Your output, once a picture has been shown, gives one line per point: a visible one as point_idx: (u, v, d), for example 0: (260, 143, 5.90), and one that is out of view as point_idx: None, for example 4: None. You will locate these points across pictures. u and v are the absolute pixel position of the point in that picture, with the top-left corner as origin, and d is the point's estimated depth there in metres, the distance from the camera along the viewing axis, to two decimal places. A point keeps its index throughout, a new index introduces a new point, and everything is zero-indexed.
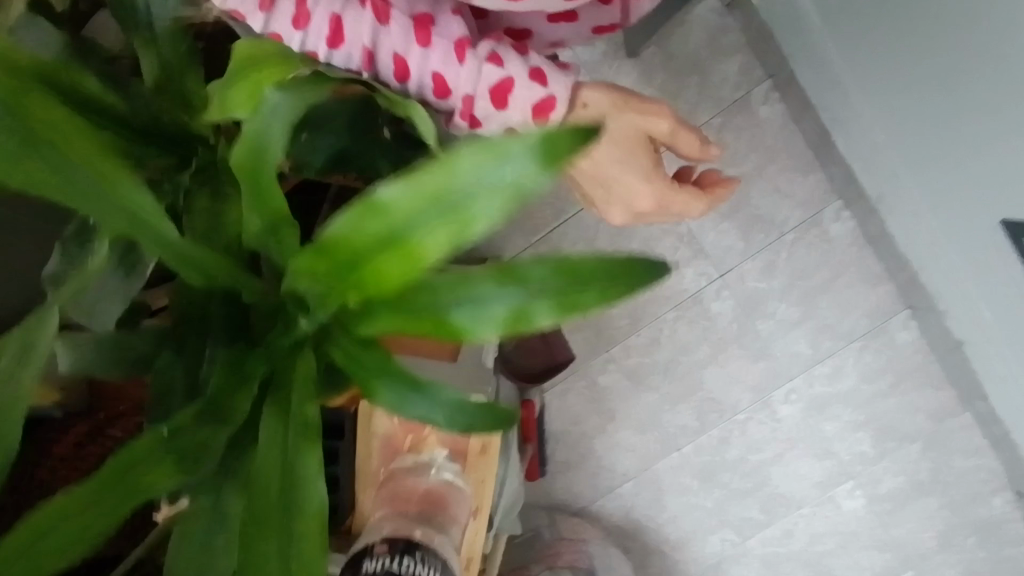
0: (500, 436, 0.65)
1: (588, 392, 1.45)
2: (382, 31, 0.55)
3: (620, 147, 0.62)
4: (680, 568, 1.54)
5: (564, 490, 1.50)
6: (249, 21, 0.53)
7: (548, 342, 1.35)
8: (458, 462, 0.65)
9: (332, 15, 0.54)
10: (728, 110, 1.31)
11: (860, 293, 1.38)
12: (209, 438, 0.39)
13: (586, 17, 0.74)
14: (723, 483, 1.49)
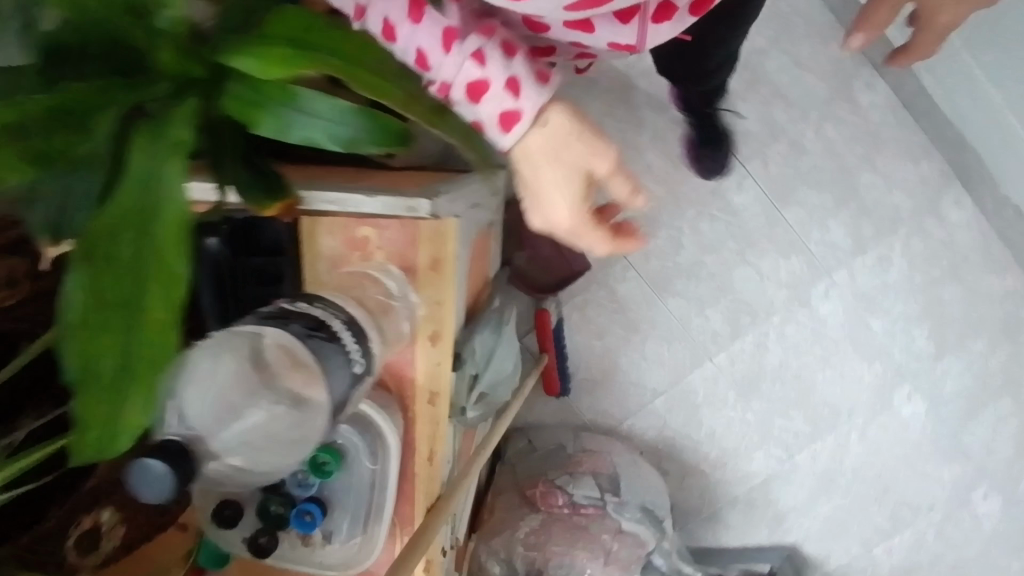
0: (453, 251, 0.61)
1: (608, 303, 1.38)
2: None
3: (541, 152, 0.45)
4: (723, 487, 1.45)
5: (592, 409, 1.43)
6: None
7: (563, 254, 1.29)
8: (408, 277, 0.61)
9: None
10: None
11: (902, 172, 1.26)
12: (65, 145, 0.34)
13: (604, 31, 0.61)
14: (764, 394, 1.38)
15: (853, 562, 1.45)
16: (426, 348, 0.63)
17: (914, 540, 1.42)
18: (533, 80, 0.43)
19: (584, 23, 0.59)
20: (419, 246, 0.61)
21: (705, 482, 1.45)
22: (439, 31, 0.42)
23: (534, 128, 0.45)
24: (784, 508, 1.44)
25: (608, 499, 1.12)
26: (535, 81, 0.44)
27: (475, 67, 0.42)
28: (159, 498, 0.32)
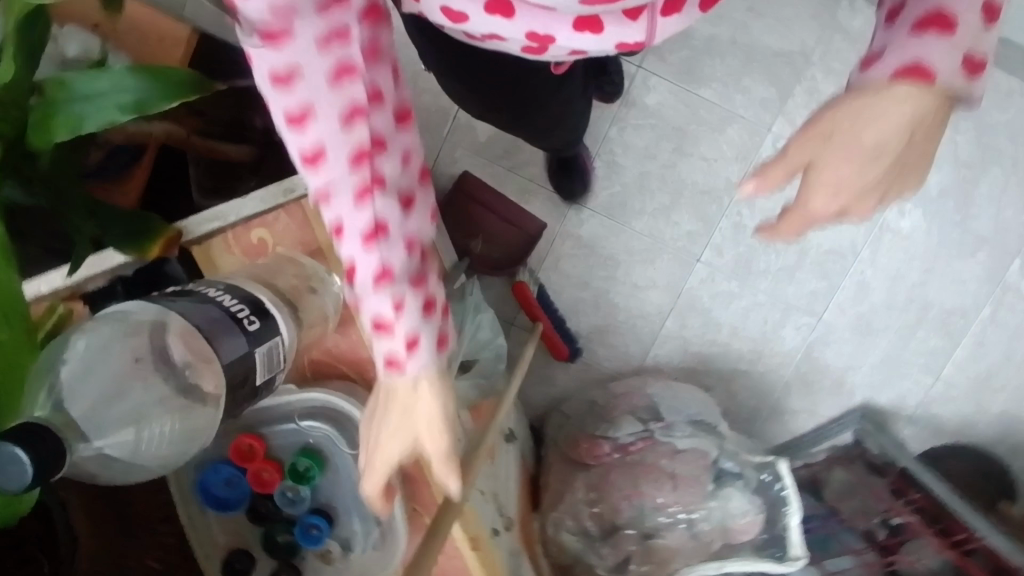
0: None
1: (579, 250, 1.35)
2: (337, 193, 0.40)
3: (405, 398, 0.48)
4: (769, 377, 1.39)
5: (611, 359, 1.38)
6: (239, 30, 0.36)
7: (510, 219, 1.29)
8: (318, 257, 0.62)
9: (310, 106, 0.37)
10: None
11: (790, 5, 1.25)
12: None
13: (611, 32, 0.52)
14: (763, 269, 1.34)
15: (929, 395, 1.38)
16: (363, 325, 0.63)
17: (976, 345, 1.35)
18: (429, 352, 0.46)
19: (593, 23, 0.51)
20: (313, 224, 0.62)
21: (751, 381, 1.39)
22: (376, 267, 0.42)
23: (405, 387, 0.48)
24: (837, 372, 1.38)
25: (653, 427, 1.08)
26: (432, 350, 0.46)
27: (389, 313, 0.43)
28: (20, 480, 0.38)
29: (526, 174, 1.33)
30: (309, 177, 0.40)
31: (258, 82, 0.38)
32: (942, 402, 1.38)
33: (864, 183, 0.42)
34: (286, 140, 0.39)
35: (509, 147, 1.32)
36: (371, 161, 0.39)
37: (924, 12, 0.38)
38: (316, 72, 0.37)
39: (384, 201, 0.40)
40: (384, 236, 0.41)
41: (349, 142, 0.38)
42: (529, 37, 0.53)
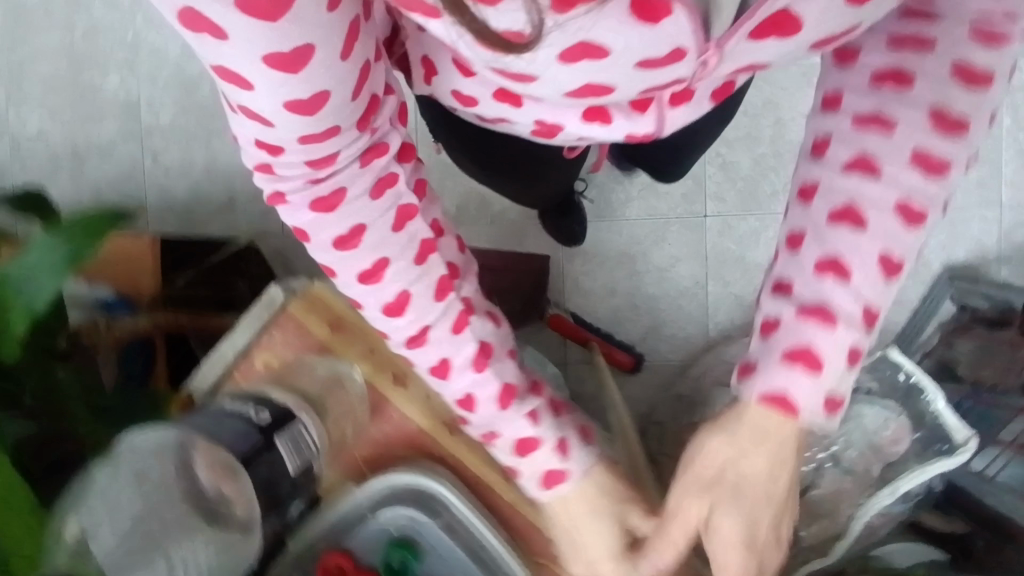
0: (338, 308, 0.80)
1: (592, 262, 1.34)
2: (435, 320, 0.51)
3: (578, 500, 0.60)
4: None
5: (676, 349, 1.33)
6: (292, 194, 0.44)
7: (511, 266, 1.28)
8: (325, 348, 0.79)
9: (380, 256, 0.47)
10: None
11: None
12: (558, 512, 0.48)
13: (619, 125, 0.54)
14: (770, 192, 1.32)
15: (1005, 228, 1.27)
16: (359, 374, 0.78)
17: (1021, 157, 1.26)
18: (576, 445, 0.59)
19: (600, 114, 0.52)
20: (308, 323, 0.80)
21: None
22: (503, 385, 0.55)
23: (564, 486, 0.60)
24: None
25: None
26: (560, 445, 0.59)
27: (528, 422, 0.57)
28: None
29: (508, 219, 1.34)
30: (404, 328, 0.51)
31: (319, 244, 0.46)
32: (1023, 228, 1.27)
33: (763, 512, 0.56)
34: (371, 299, 0.50)
35: (480, 203, 1.34)
36: (452, 291, 0.52)
37: (822, 258, 0.50)
38: (378, 222, 0.46)
39: (477, 323, 0.53)
40: (489, 356, 0.54)
41: (430, 283, 0.50)
42: (538, 121, 0.57)
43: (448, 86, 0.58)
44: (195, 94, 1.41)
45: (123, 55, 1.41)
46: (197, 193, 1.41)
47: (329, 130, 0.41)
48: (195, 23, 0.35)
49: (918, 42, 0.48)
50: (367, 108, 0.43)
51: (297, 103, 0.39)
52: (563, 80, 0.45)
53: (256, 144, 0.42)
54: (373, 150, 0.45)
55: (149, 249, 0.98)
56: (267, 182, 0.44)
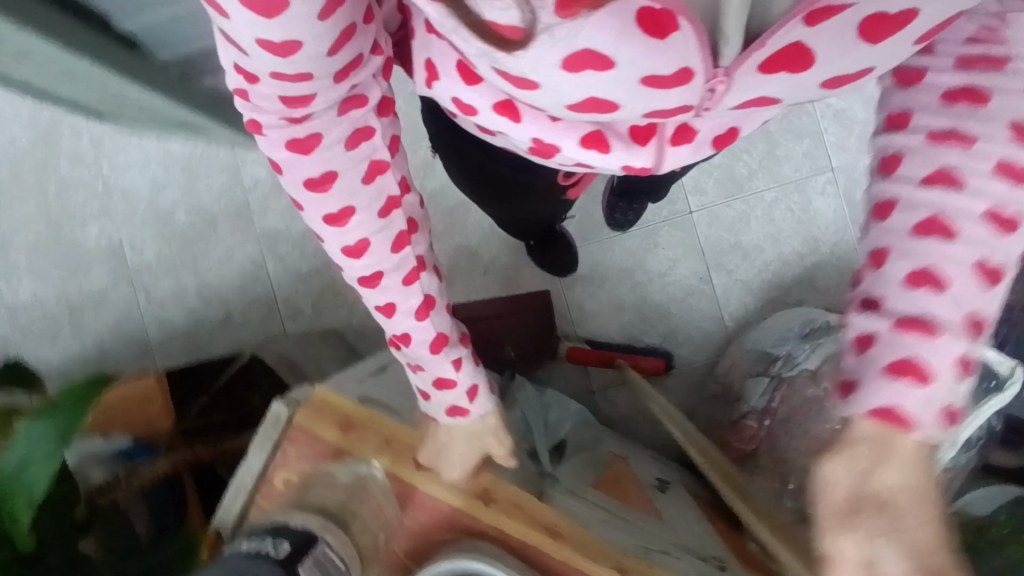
0: (352, 408, 0.73)
1: (593, 286, 1.34)
2: (384, 254, 0.51)
3: None
4: (837, 250, 1.31)
5: (698, 349, 1.32)
6: (263, 121, 0.44)
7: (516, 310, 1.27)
8: (346, 455, 0.72)
9: (331, 171, 0.47)
10: None
11: None
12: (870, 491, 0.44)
13: (618, 155, 0.53)
14: (748, 173, 1.32)
15: None
16: (377, 472, 0.70)
17: None
18: (486, 395, 0.61)
19: (599, 142, 0.52)
20: (322, 428, 0.72)
21: (826, 266, 1.32)
22: (434, 333, 0.56)
23: (466, 421, 0.62)
24: None
25: (776, 371, 1.01)
26: (473, 397, 0.60)
27: (451, 368, 0.58)
28: None
29: (501, 266, 1.34)
30: (357, 267, 0.52)
31: (282, 163, 0.47)
32: None
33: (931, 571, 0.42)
34: (330, 236, 0.50)
35: (470, 257, 1.35)
36: (409, 246, 0.52)
37: (900, 319, 0.43)
38: (344, 167, 0.47)
39: (427, 278, 0.54)
40: (430, 307, 0.55)
41: (390, 235, 0.51)
42: (534, 142, 0.55)
43: (448, 94, 0.54)
44: (174, 222, 1.44)
45: (97, 206, 1.45)
46: (197, 319, 1.43)
47: (301, 73, 0.40)
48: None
49: (990, 63, 0.43)
50: (346, 66, 0.42)
51: (268, 44, 0.38)
52: (567, 92, 0.45)
53: (234, 69, 0.42)
54: (350, 104, 0.45)
55: (151, 389, 1.01)
56: (246, 109, 0.45)
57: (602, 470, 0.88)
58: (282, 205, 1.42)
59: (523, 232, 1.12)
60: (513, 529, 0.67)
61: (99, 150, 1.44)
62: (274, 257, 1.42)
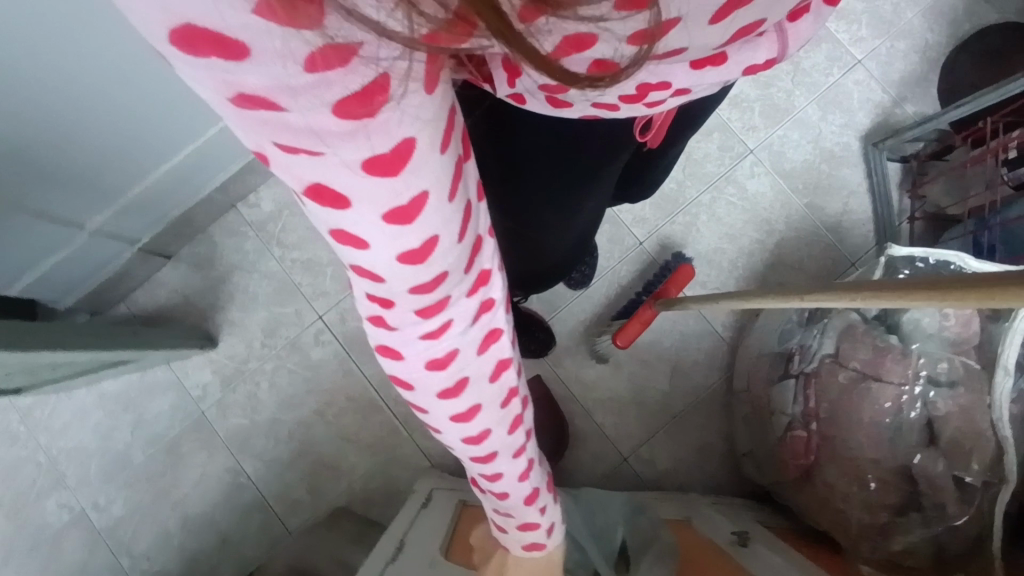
0: None
1: (581, 353, 1.27)
2: (501, 435, 0.46)
3: None
4: (789, 223, 1.29)
5: (706, 370, 1.26)
6: (383, 327, 0.37)
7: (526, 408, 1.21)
8: None
9: (462, 378, 0.40)
10: (281, 236, 1.33)
11: None
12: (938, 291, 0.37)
13: (737, 59, 0.43)
14: (678, 185, 1.30)
15: (880, 78, 1.30)
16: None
17: (843, 21, 1.31)
18: (559, 525, 0.61)
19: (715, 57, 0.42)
20: None
21: (789, 240, 1.29)
22: (530, 485, 0.53)
23: (538, 543, 0.60)
24: (815, 153, 1.30)
25: (797, 368, 0.94)
26: (549, 525, 0.59)
27: (538, 513, 0.56)
28: None
29: None
30: (472, 449, 0.46)
31: (404, 366, 0.39)
32: (892, 68, 1.30)
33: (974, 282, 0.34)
34: (451, 428, 0.44)
35: None
36: (520, 423, 0.48)
37: None
38: (477, 371, 0.41)
39: (529, 440, 0.51)
40: (531, 464, 0.52)
41: (508, 418, 0.46)
42: (636, 90, 0.42)
43: (530, 84, 0.40)
44: (134, 464, 1.31)
45: (44, 481, 1.31)
46: (193, 554, 1.30)
47: (439, 277, 0.33)
48: (283, 146, 0.26)
49: None
50: (474, 250, 0.36)
51: (407, 252, 0.31)
52: (714, 32, 0.38)
53: (365, 296, 0.35)
54: (482, 304, 0.39)
55: None
56: (369, 320, 0.37)
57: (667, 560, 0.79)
58: (238, 398, 1.31)
59: (514, 290, 0.98)
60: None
61: (28, 423, 1.31)
62: (250, 458, 1.30)
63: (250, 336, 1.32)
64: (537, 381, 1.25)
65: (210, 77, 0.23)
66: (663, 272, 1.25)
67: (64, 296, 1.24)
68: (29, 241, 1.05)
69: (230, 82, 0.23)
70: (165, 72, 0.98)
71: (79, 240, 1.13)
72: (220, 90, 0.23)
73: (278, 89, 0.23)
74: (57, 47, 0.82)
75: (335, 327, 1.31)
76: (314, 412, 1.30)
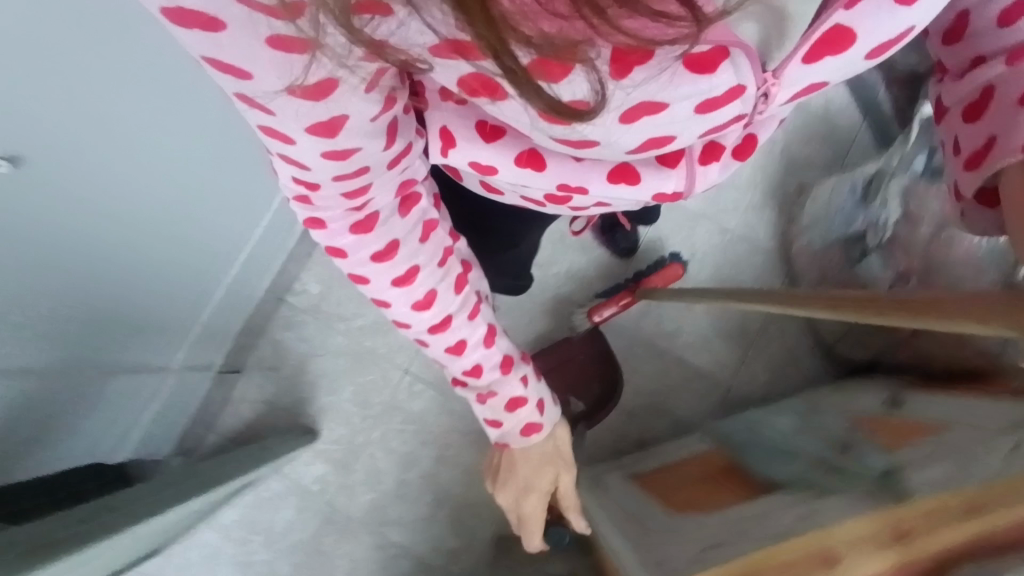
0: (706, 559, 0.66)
1: (654, 310, 1.33)
2: (448, 299, 0.69)
3: None
4: (788, 123, 1.38)
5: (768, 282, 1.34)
6: (315, 208, 0.56)
7: (569, 365, 1.31)
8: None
9: (394, 240, 0.61)
10: (336, 310, 1.33)
11: None
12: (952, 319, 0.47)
13: (650, 184, 0.64)
14: None
15: None
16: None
17: None
18: (549, 406, 0.83)
19: (627, 175, 0.63)
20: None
21: (794, 140, 1.37)
22: (503, 359, 0.77)
23: (543, 440, 0.84)
24: None
25: None
26: (540, 404, 0.82)
27: (519, 384, 0.79)
28: None
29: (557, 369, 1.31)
30: (428, 316, 0.68)
31: (344, 238, 0.59)
32: None
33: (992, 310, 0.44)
34: (400, 293, 0.65)
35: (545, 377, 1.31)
36: (464, 290, 0.70)
37: (887, 40, 0.50)
38: (404, 233, 0.62)
39: (483, 310, 0.74)
40: (492, 333, 0.76)
41: (449, 282, 0.68)
42: (560, 185, 0.65)
43: (460, 158, 0.62)
44: None
45: None
46: None
47: (357, 170, 0.53)
48: (218, 65, 0.42)
49: (896, 43, 0.52)
50: (397, 155, 0.57)
51: (332, 152, 0.50)
52: (627, 141, 0.54)
53: (293, 181, 0.54)
54: (402, 183, 0.60)
55: None
56: (309, 209, 0.57)
57: (864, 437, 0.83)
58: (356, 475, 1.32)
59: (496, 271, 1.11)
60: (788, 549, 0.65)
61: None
62: (391, 526, 1.31)
63: (345, 414, 1.33)
64: (592, 337, 1.31)
65: (193, 38, 0.41)
66: (658, 266, 1.32)
67: (161, 445, 1.23)
68: (125, 398, 1.05)
69: (173, 0, 0.38)
70: (214, 196, 0.99)
71: (167, 383, 1.13)
72: (165, 4, 0.38)
73: (214, 12, 0.38)
74: (127, 208, 0.83)
75: (423, 375, 1.33)
76: (434, 461, 1.32)
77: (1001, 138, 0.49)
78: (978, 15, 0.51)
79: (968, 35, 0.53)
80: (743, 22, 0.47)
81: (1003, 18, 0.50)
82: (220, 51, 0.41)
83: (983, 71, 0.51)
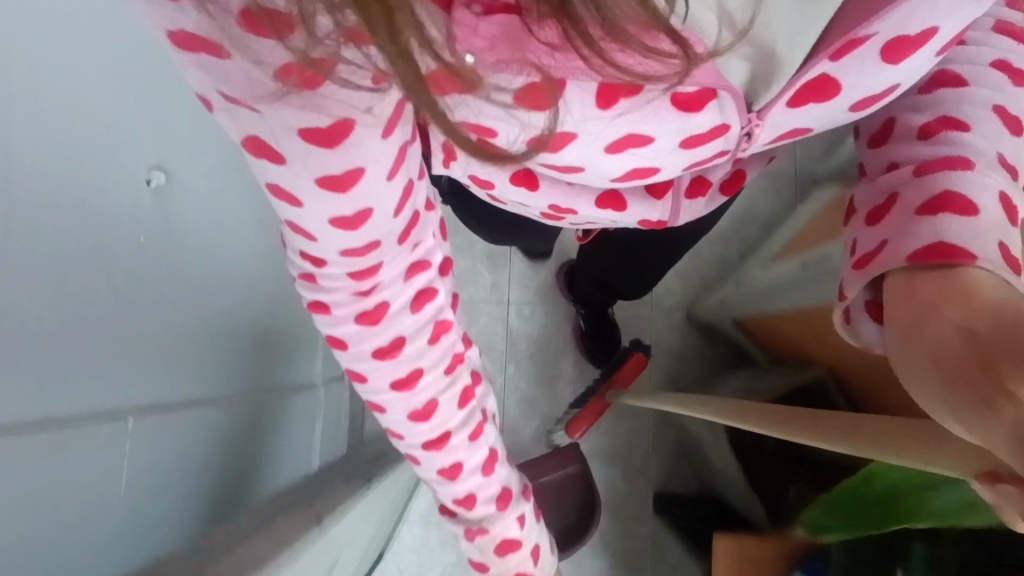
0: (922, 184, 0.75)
1: None
2: (452, 409, 0.57)
3: None
4: None
5: None
6: (316, 286, 0.50)
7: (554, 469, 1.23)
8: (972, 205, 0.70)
9: (398, 335, 0.52)
10: None
11: None
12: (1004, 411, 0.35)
13: (636, 210, 0.69)
14: None
15: None
16: None
17: None
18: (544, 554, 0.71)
19: (614, 201, 0.67)
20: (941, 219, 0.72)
21: None
22: (502, 486, 0.65)
23: None
24: None
25: None
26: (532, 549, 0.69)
27: (517, 525, 0.66)
28: None
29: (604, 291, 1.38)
30: (428, 428, 0.57)
31: (343, 328, 0.51)
32: None
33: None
34: (398, 398, 0.55)
35: None
36: (473, 404, 0.59)
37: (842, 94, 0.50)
38: (411, 330, 0.52)
39: (489, 431, 0.62)
40: (495, 459, 0.64)
41: (455, 393, 0.57)
42: (551, 206, 0.70)
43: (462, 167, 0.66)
44: None
45: None
46: None
47: (368, 244, 0.47)
48: (229, 99, 0.38)
49: (864, 104, 0.51)
50: (408, 226, 0.50)
51: (342, 219, 0.44)
52: (613, 167, 0.56)
53: (300, 252, 0.49)
54: (413, 265, 0.52)
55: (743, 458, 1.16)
56: (312, 290, 0.50)
57: None
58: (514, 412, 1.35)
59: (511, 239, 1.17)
60: None
61: None
62: None
63: None
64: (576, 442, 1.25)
65: (200, 68, 0.37)
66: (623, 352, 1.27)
67: None
68: (299, 421, 1.07)
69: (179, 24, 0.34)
70: None
71: (319, 399, 1.15)
72: (170, 29, 0.35)
73: (214, 38, 0.35)
74: (226, 218, 0.85)
75: (529, 298, 1.36)
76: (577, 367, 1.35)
77: (892, 241, 0.43)
78: (903, 125, 0.49)
79: (893, 139, 0.49)
80: (732, 65, 0.47)
81: (922, 131, 0.47)
82: (224, 76, 0.36)
83: (891, 175, 0.46)
